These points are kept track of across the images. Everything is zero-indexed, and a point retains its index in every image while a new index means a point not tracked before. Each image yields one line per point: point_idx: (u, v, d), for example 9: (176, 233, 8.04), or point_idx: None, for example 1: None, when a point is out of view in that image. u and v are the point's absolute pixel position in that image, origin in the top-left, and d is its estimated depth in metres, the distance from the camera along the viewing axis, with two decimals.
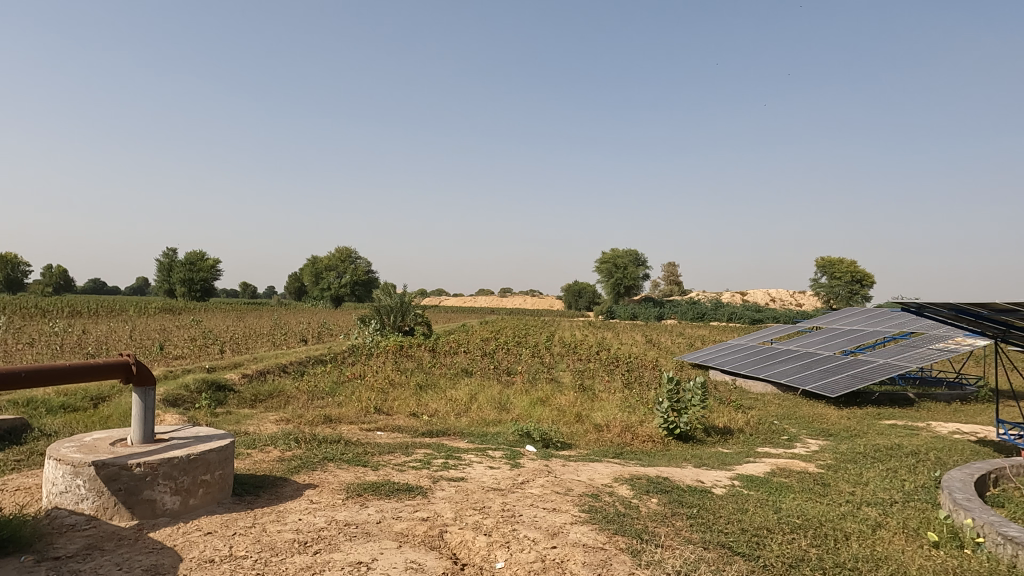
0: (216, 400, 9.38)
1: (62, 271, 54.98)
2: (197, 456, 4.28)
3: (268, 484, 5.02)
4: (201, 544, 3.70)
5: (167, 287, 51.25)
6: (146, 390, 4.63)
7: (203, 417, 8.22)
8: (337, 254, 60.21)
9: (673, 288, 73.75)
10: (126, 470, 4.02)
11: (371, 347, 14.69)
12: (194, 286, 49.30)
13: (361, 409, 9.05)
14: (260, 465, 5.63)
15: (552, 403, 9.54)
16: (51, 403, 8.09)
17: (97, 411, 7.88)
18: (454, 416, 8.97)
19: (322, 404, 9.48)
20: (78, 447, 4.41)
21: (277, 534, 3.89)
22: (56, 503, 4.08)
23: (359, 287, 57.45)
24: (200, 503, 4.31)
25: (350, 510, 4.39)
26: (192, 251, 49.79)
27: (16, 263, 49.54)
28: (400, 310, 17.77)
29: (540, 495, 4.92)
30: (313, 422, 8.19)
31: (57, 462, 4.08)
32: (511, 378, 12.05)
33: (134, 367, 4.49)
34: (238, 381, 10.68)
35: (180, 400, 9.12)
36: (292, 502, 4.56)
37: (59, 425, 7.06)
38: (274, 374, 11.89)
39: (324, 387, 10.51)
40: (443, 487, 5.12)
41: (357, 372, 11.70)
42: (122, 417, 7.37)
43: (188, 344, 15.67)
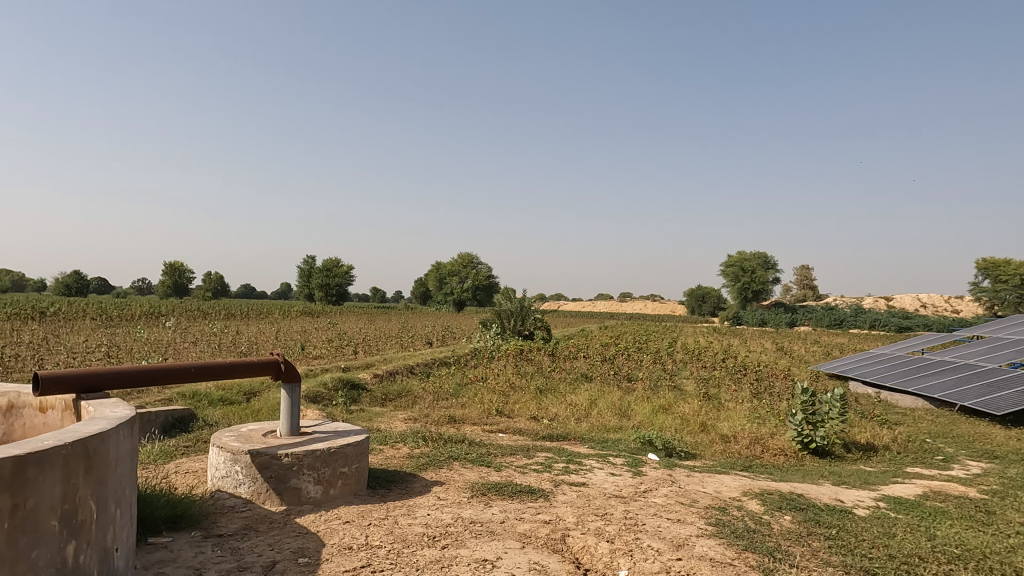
0: (350, 398, 10.03)
1: (219, 277, 61.01)
2: (336, 449, 4.59)
3: (399, 480, 5.29)
4: (340, 532, 3.98)
5: (307, 293, 55.44)
6: (293, 386, 5.05)
7: (340, 414, 8.81)
8: (460, 260, 62.36)
9: (805, 292, 69.41)
10: (276, 459, 4.39)
11: (493, 351, 15.04)
12: (330, 290, 52.89)
13: (483, 411, 9.30)
14: (392, 461, 5.96)
15: (676, 412, 9.27)
16: (211, 396, 9.01)
17: (249, 405, 8.68)
18: (574, 421, 8.98)
19: (446, 405, 9.83)
20: (236, 436, 4.88)
21: (408, 527, 4.09)
22: (218, 486, 4.54)
23: (481, 292, 58.93)
24: (339, 494, 4.63)
25: (476, 508, 4.53)
26: (328, 258, 53.56)
27: (182, 270, 55.80)
28: (520, 315, 18.03)
29: (664, 505, 4.80)
30: (439, 421, 8.53)
31: (219, 449, 4.54)
32: (632, 384, 11.85)
33: (283, 365, 4.90)
34: (369, 381, 11.34)
35: (320, 397, 9.84)
36: (422, 498, 4.78)
37: (219, 416, 7.87)
38: (402, 375, 12.49)
39: (448, 388, 10.90)
40: (564, 491, 5.14)
41: (479, 374, 12.02)
42: (270, 411, 8.06)
43: (325, 345, 16.81)
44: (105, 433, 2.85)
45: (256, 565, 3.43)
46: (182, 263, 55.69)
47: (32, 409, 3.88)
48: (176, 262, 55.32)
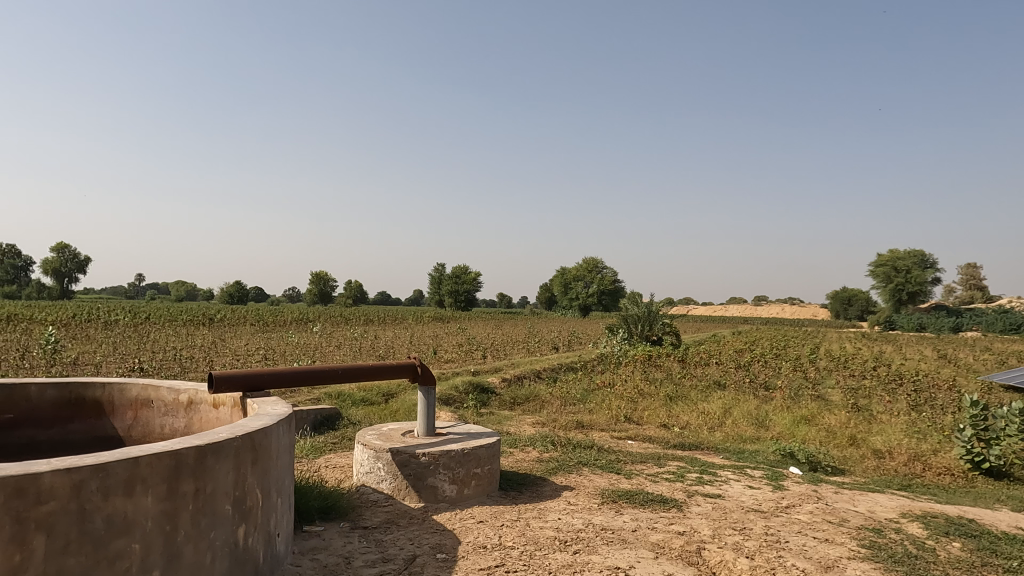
0: (481, 402, 10.33)
1: (359, 284, 65.01)
2: (469, 450, 4.75)
3: (530, 483, 5.37)
4: (475, 531, 4.11)
5: (438, 300, 57.83)
6: (429, 388, 5.27)
7: (472, 416, 9.10)
8: (585, 264, 62.35)
9: (972, 293, 62.15)
10: (414, 458, 4.62)
11: (620, 356, 14.85)
12: (459, 296, 54.78)
13: (612, 417, 9.21)
14: (523, 464, 6.05)
15: (820, 423, 8.66)
16: (354, 397, 9.66)
17: (388, 405, 9.19)
18: (707, 430, 8.66)
19: (574, 410, 9.84)
20: (378, 435, 5.19)
21: (539, 530, 4.14)
22: (363, 481, 4.84)
23: (607, 297, 58.32)
24: (473, 494, 4.78)
25: (607, 515, 4.49)
26: (458, 266, 55.55)
27: (326, 279, 60.25)
28: (647, 319, 17.66)
29: (809, 523, 4.49)
30: (567, 426, 8.56)
31: (364, 446, 4.84)
32: (769, 393, 11.22)
33: (419, 369, 5.14)
34: (498, 385, 11.61)
35: (452, 399, 10.22)
36: (552, 502, 4.82)
37: (362, 415, 8.40)
38: (530, 379, 12.66)
39: (575, 393, 10.91)
40: (699, 502, 4.95)
41: (606, 380, 11.90)
42: (406, 412, 8.48)
43: (456, 350, 17.44)
44: (269, 427, 3.15)
45: (397, 558, 3.62)
46: (327, 272, 60.09)
47: (207, 405, 4.36)
48: (321, 272, 59.71)
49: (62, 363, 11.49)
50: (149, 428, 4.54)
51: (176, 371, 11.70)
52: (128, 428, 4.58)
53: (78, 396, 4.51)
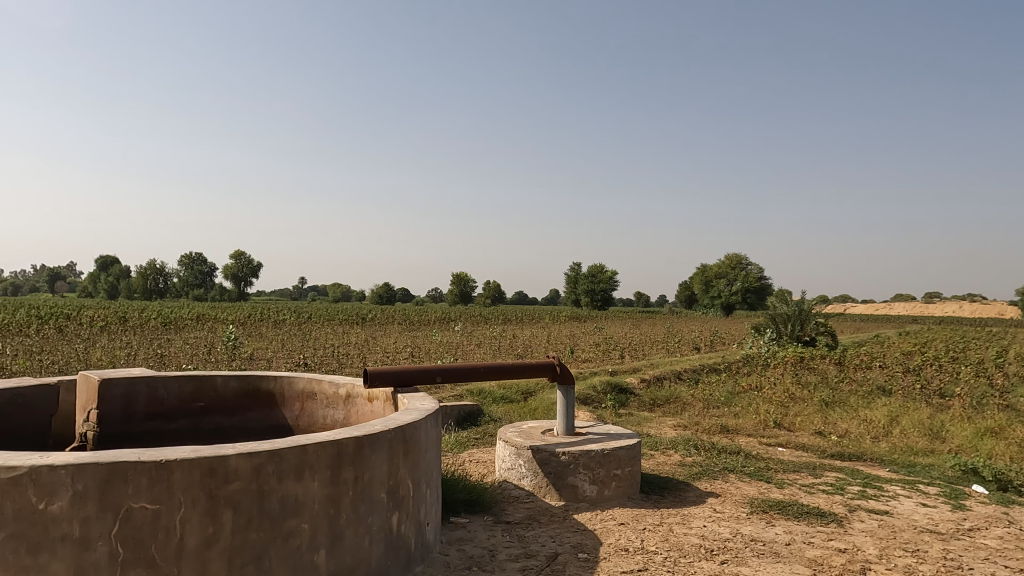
0: (619, 402, 10.20)
1: (497, 284, 66.64)
2: (610, 451, 4.70)
3: (673, 487, 5.21)
4: (616, 532, 4.07)
5: (574, 299, 57.93)
6: (568, 388, 5.29)
7: (611, 417, 9.02)
8: (728, 261, 59.55)
9: None
10: (554, 456, 4.67)
11: (768, 358, 13.99)
12: (596, 296, 54.46)
13: (759, 423, 8.71)
14: (665, 468, 5.89)
15: (1010, 436, 7.60)
16: (495, 394, 9.92)
17: (527, 404, 9.35)
18: (870, 439, 7.92)
19: (718, 414, 9.42)
20: (520, 433, 5.29)
21: (683, 536, 4.01)
22: (505, 476, 4.96)
23: (752, 295, 55.18)
24: (614, 495, 4.74)
25: (757, 526, 4.25)
26: (594, 265, 55.33)
27: (467, 281, 62.52)
28: (799, 319, 16.51)
29: (999, 550, 3.96)
30: (711, 430, 8.21)
31: (505, 443, 4.96)
32: (946, 401, 10.03)
33: (558, 368, 5.17)
34: (637, 386, 11.40)
35: (590, 399, 10.19)
36: (696, 508, 4.65)
37: (502, 412, 8.62)
38: (670, 380, 12.30)
39: (719, 396, 10.44)
40: (862, 518, 4.54)
41: (753, 383, 11.26)
42: (545, 410, 8.57)
43: (593, 350, 17.36)
44: (419, 422, 3.32)
45: (539, 554, 3.68)
46: (467, 274, 62.34)
47: (363, 399, 4.69)
48: (461, 272, 61.89)
49: (240, 358, 12.87)
50: (314, 418, 4.96)
51: (335, 366, 12.69)
52: (296, 417, 5.03)
53: (255, 388, 5.03)
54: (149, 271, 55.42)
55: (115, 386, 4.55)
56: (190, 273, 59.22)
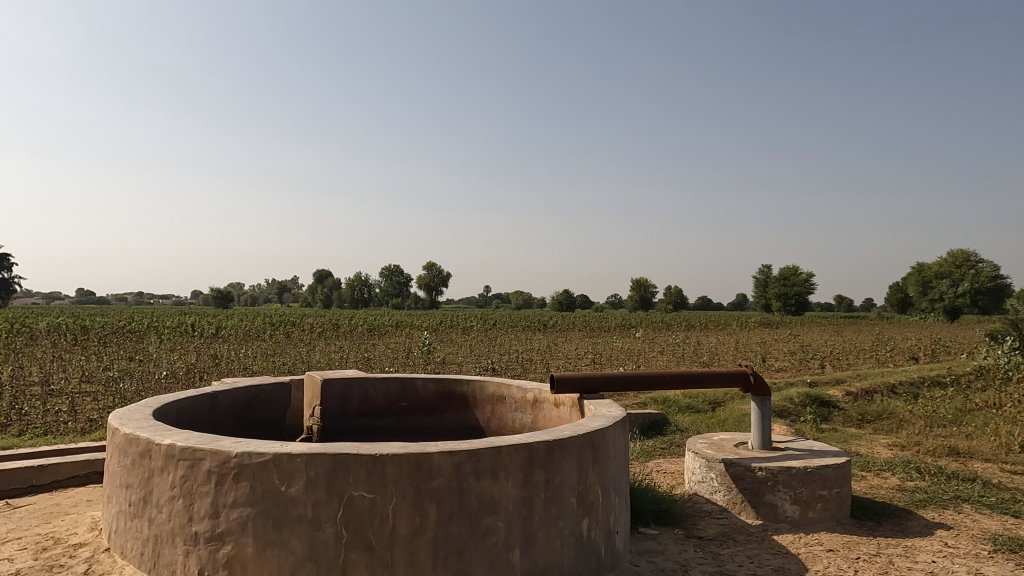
0: (821, 416, 9.33)
1: (679, 289, 64.45)
2: (814, 470, 4.32)
3: (892, 514, 4.64)
4: (824, 559, 3.72)
5: (764, 303, 54.25)
6: (763, 399, 4.95)
7: (811, 432, 8.28)
8: (951, 259, 51.93)
9: None
10: (750, 471, 4.40)
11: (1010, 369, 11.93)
12: (789, 301, 50.39)
13: (1001, 446, 7.44)
14: (880, 492, 5.27)
15: None
16: (680, 403, 9.60)
17: (715, 414, 8.92)
18: None
19: (944, 433, 8.22)
20: (710, 445, 5.06)
21: (907, 571, 3.55)
22: (695, 489, 4.76)
23: (985, 297, 47.47)
24: (819, 518, 4.34)
25: (1003, 567, 3.63)
26: (786, 267, 51.36)
27: (647, 287, 61.29)
28: None
29: None
30: (937, 452, 7.19)
31: (695, 455, 4.78)
32: None
33: (752, 378, 4.86)
34: (842, 398, 10.35)
35: (786, 411, 9.45)
36: (922, 540, 4.09)
37: (689, 422, 8.31)
38: (882, 394, 11.00)
39: (945, 413, 9.10)
40: None
41: (991, 400, 9.65)
42: (736, 422, 8.11)
43: (788, 358, 16.08)
44: (606, 428, 3.32)
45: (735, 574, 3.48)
46: (647, 279, 61.09)
47: (550, 404, 4.80)
48: (641, 278, 60.72)
49: (434, 362, 13.83)
50: (503, 421, 5.17)
51: (519, 371, 13.13)
52: (487, 420, 5.29)
53: (451, 390, 5.38)
54: (356, 282, 61.75)
55: (335, 385, 5.12)
56: (390, 284, 65.06)
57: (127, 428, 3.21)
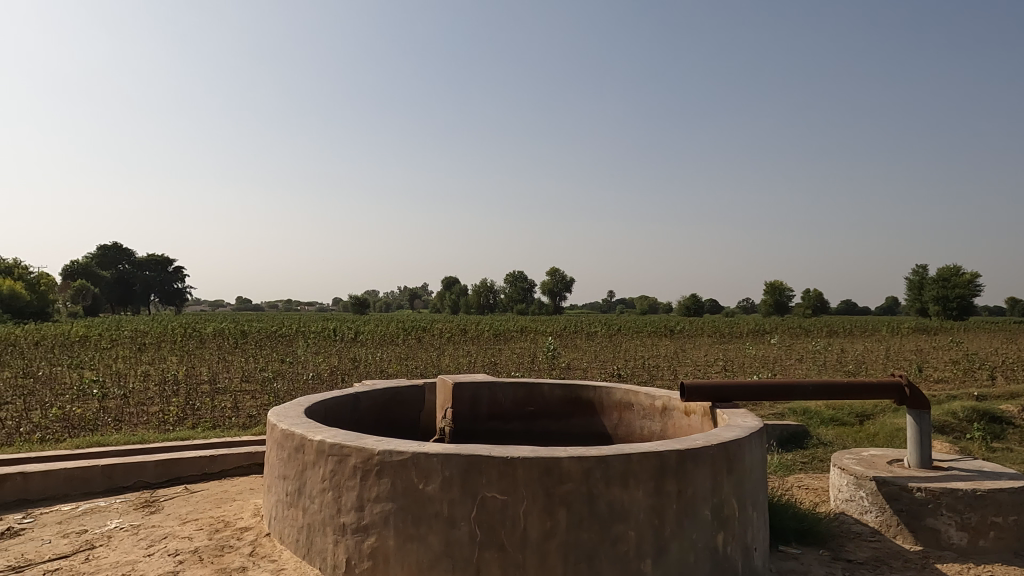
0: (992, 434, 8.31)
1: (818, 293, 60.06)
2: (985, 493, 3.87)
3: None
4: None
5: (919, 306, 49.24)
6: (921, 413, 4.50)
7: (980, 451, 7.40)
8: None
9: None
10: (907, 491, 4.03)
11: None
12: (950, 304, 45.32)
13: None
14: None
15: None
16: (822, 415, 8.95)
17: (863, 428, 8.22)
18: None
19: None
20: (859, 461, 4.68)
21: None
22: (842, 508, 4.43)
23: None
24: (992, 548, 3.88)
25: None
26: (945, 266, 46.29)
27: (782, 290, 57.72)
28: None
29: None
30: None
31: (842, 471, 4.44)
32: None
33: (908, 390, 4.42)
34: (1018, 414, 9.15)
35: (949, 427, 8.52)
36: None
37: (833, 436, 7.73)
38: None
39: None
40: None
41: None
42: (888, 438, 7.43)
43: (950, 368, 14.48)
44: (742, 439, 3.18)
45: None
46: (782, 281, 57.51)
47: (680, 412, 4.66)
48: (776, 280, 57.32)
49: (559, 367, 13.90)
50: (631, 428, 5.09)
51: (646, 378, 12.86)
52: (614, 426, 5.23)
53: (578, 396, 5.39)
54: (482, 289, 63.43)
55: (465, 388, 5.31)
56: (514, 290, 66.19)
57: (284, 424, 3.52)
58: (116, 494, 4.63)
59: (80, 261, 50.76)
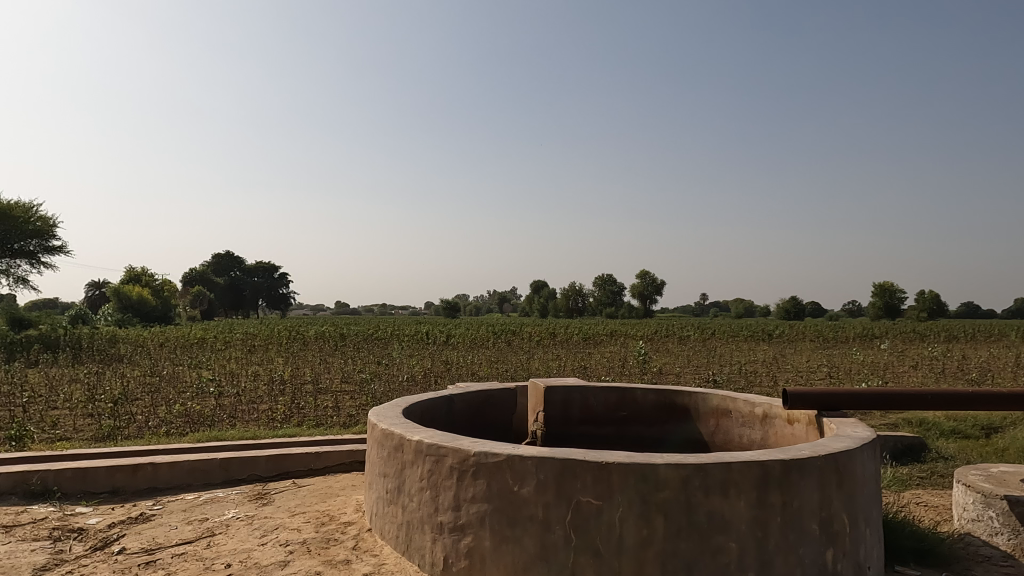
0: None
1: (935, 294, 55.60)
2: None
3: None
4: None
5: None
6: None
7: None
8: None
9: None
10: None
11: None
12: None
13: None
14: None
15: None
16: (942, 427, 8.27)
17: (990, 442, 7.52)
18: None
19: None
20: (987, 478, 4.30)
21: None
22: (967, 529, 4.09)
23: None
24: None
25: None
26: None
27: (893, 291, 53.89)
28: None
29: None
30: None
31: (967, 488, 4.12)
32: None
33: None
34: None
35: None
36: None
37: (955, 450, 7.12)
38: None
39: None
40: None
41: None
42: (1021, 453, 6.76)
43: None
44: (853, 451, 3.00)
45: None
46: (893, 282, 53.70)
47: (782, 421, 4.45)
48: (885, 281, 53.65)
49: (650, 372, 13.63)
50: (729, 436, 4.92)
51: (743, 384, 12.36)
52: (711, 433, 5.07)
53: (672, 401, 5.26)
54: (571, 292, 63.23)
55: (557, 392, 5.31)
56: (604, 293, 65.50)
57: (384, 423, 3.65)
58: (232, 485, 4.96)
59: (198, 268, 54.88)
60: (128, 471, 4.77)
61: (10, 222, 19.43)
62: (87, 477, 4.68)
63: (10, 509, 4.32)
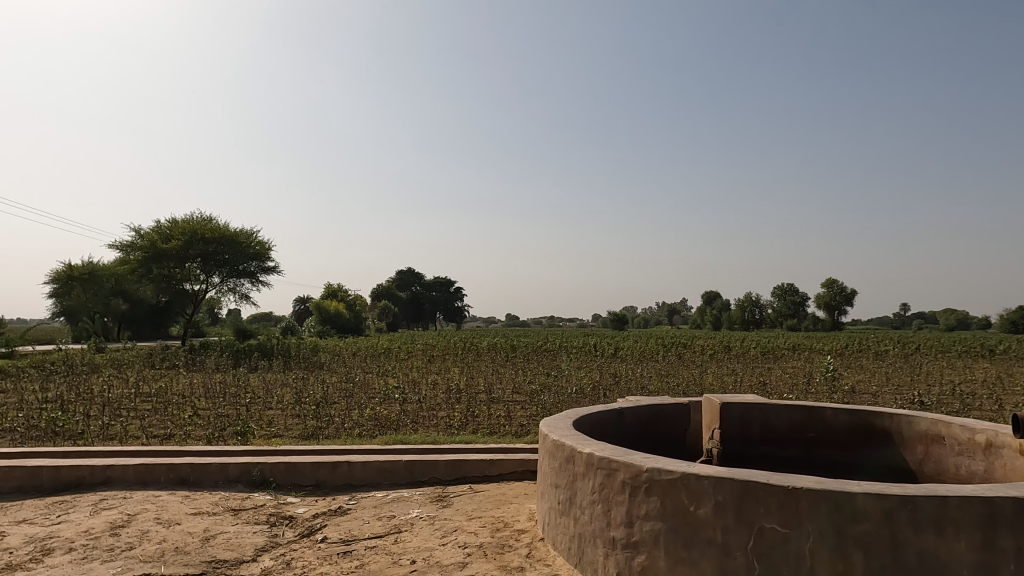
0: None
1: None
2: None
3: None
4: None
5: None
6: None
7: None
8: None
9: None
10: None
11: None
12: None
13: None
14: None
15: None
16: None
17: None
18: None
19: None
20: None
21: None
22: None
23: None
24: None
25: None
26: None
27: None
28: None
29: None
30: None
31: None
32: None
33: None
34: None
35: None
36: None
37: None
38: None
39: None
40: None
41: None
42: None
43: None
44: None
45: None
46: None
47: (1012, 451, 3.82)
48: None
49: (841, 391, 12.37)
50: (942, 466, 4.30)
51: (958, 407, 10.77)
52: (919, 462, 4.48)
53: (870, 424, 4.74)
54: (747, 303, 59.55)
55: (734, 410, 5.02)
56: (784, 303, 60.83)
57: (555, 434, 3.70)
58: (416, 486, 5.31)
59: (384, 284, 59.92)
60: (328, 467, 5.30)
61: (236, 246, 22.63)
62: (296, 470, 5.28)
63: (237, 495, 5.00)
